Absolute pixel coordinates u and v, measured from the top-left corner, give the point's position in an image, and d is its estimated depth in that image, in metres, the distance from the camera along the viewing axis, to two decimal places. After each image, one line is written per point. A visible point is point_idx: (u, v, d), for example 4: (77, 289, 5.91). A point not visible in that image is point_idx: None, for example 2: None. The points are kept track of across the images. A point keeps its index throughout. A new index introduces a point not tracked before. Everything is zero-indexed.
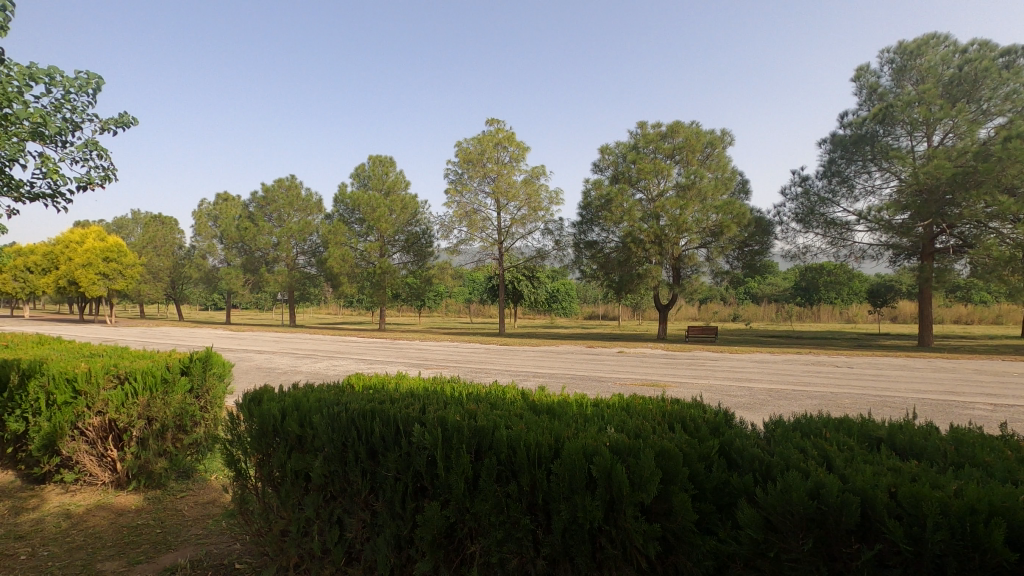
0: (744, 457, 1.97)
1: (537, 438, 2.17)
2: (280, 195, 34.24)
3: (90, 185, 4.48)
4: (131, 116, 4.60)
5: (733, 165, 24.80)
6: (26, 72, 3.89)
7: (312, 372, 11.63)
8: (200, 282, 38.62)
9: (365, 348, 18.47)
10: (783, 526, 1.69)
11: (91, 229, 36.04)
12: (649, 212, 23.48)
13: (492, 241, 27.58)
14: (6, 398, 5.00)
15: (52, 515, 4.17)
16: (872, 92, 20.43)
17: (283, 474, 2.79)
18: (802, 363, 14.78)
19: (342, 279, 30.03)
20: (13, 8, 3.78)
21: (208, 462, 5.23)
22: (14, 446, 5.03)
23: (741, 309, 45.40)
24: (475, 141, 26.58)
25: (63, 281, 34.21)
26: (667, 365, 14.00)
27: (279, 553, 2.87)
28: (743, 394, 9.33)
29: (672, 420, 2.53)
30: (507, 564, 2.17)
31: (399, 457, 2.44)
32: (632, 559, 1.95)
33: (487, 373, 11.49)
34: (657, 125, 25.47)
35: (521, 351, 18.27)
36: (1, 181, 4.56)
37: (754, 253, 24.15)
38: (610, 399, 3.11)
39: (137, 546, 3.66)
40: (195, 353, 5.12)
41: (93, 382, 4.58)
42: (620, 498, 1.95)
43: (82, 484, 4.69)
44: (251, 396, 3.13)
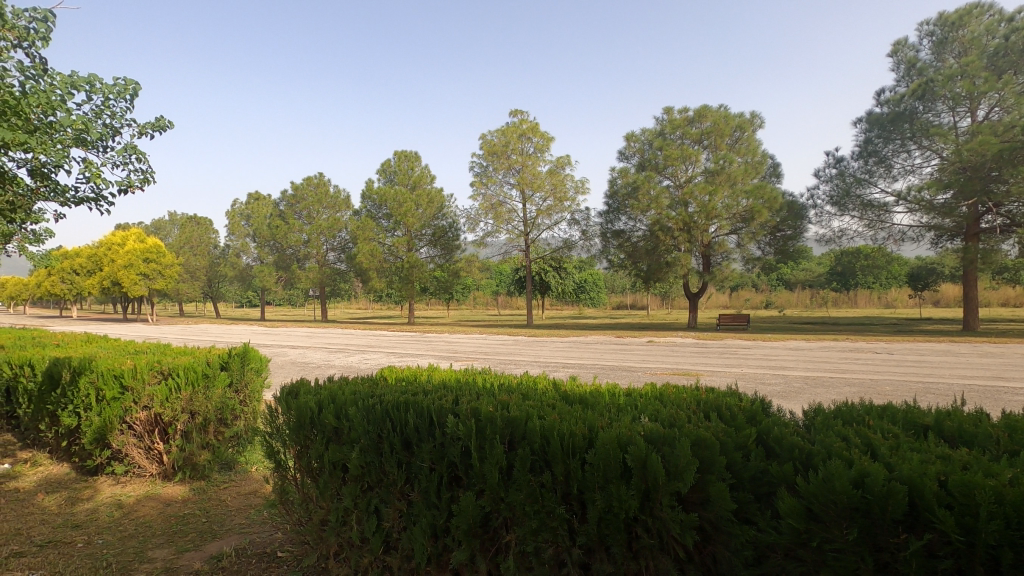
0: (783, 446, 1.93)
1: (571, 428, 2.16)
2: (310, 193, 34.84)
3: (130, 188, 4.64)
4: (167, 119, 4.73)
5: (763, 149, 24.19)
6: (68, 81, 4.03)
7: (345, 366, 11.87)
8: (235, 280, 39.89)
9: (395, 341, 18.77)
10: (825, 516, 1.65)
11: (131, 231, 37.20)
12: (678, 200, 23.13)
13: (518, 232, 27.44)
14: (60, 394, 5.25)
15: (105, 506, 4.35)
16: (910, 67, 19.57)
17: (321, 465, 2.85)
18: (840, 350, 14.41)
19: (371, 274, 30.44)
20: (54, 18, 3.92)
21: (248, 455, 5.39)
22: (68, 440, 5.28)
23: (774, 296, 44.47)
24: (499, 133, 26.53)
25: (107, 282, 35.57)
26: (698, 354, 13.80)
27: (319, 542, 2.95)
28: (779, 381, 9.16)
29: (707, 409, 2.50)
30: (542, 553, 2.18)
31: (433, 449, 2.47)
32: (669, 548, 1.94)
33: (516, 365, 11.53)
34: (683, 110, 25.09)
35: (549, 342, 18.32)
36: (48, 186, 4.77)
37: (786, 238, 23.59)
38: (643, 388, 3.07)
39: (184, 535, 3.81)
40: (234, 349, 5.29)
41: (138, 378, 4.75)
42: (655, 486, 1.94)
43: (131, 475, 4.88)
44: (289, 389, 3.19)
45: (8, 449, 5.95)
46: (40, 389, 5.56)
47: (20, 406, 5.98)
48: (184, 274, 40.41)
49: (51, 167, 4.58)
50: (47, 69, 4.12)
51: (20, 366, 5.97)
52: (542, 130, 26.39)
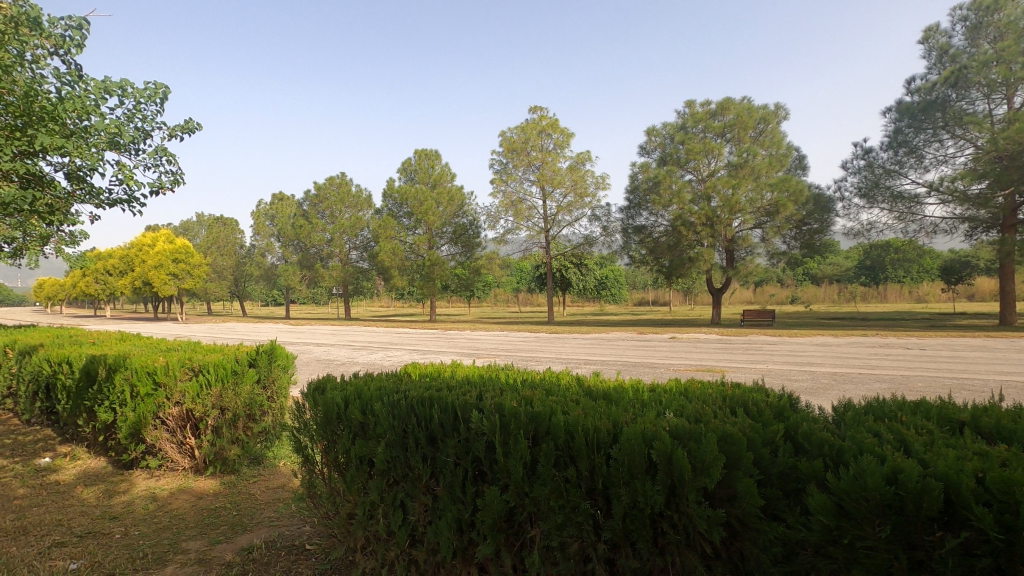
0: (813, 442, 1.90)
1: (595, 424, 2.16)
2: (332, 192, 35.28)
3: (161, 189, 4.76)
4: (196, 122, 4.84)
5: (789, 141, 23.70)
6: (102, 87, 4.15)
7: (369, 363, 12.04)
8: (261, 280, 40.67)
9: (417, 338, 18.96)
10: (856, 513, 1.61)
11: (160, 232, 38.12)
12: (700, 194, 22.81)
13: (539, 229, 27.46)
14: (97, 389, 5.45)
15: (140, 498, 4.49)
16: (942, 54, 18.96)
17: (348, 460, 2.90)
18: (869, 346, 14.08)
19: (394, 272, 30.68)
20: (89, 26, 4.04)
21: (276, 450, 5.51)
22: (105, 435, 5.46)
23: (800, 291, 43.68)
24: (519, 129, 26.49)
25: (139, 282, 36.59)
26: (721, 350, 13.64)
27: (347, 535, 3.00)
28: (806, 377, 8.99)
29: (733, 405, 2.47)
30: (567, 548, 2.19)
31: (458, 443, 2.49)
32: (695, 545, 1.93)
33: (537, 362, 11.56)
34: (705, 103, 24.80)
35: (570, 339, 18.33)
36: (84, 189, 4.93)
37: (812, 232, 23.05)
38: (668, 384, 3.05)
39: (216, 527, 3.91)
40: (261, 346, 5.40)
41: (171, 374, 4.90)
42: (681, 482, 1.92)
43: (165, 469, 5.03)
44: (315, 385, 3.25)
45: (48, 443, 6.18)
46: (78, 385, 5.75)
47: (60, 402, 6.20)
48: (212, 274, 41.36)
49: (87, 170, 4.73)
50: (82, 75, 4.26)
51: (58, 364, 6.19)
52: (562, 126, 26.27)
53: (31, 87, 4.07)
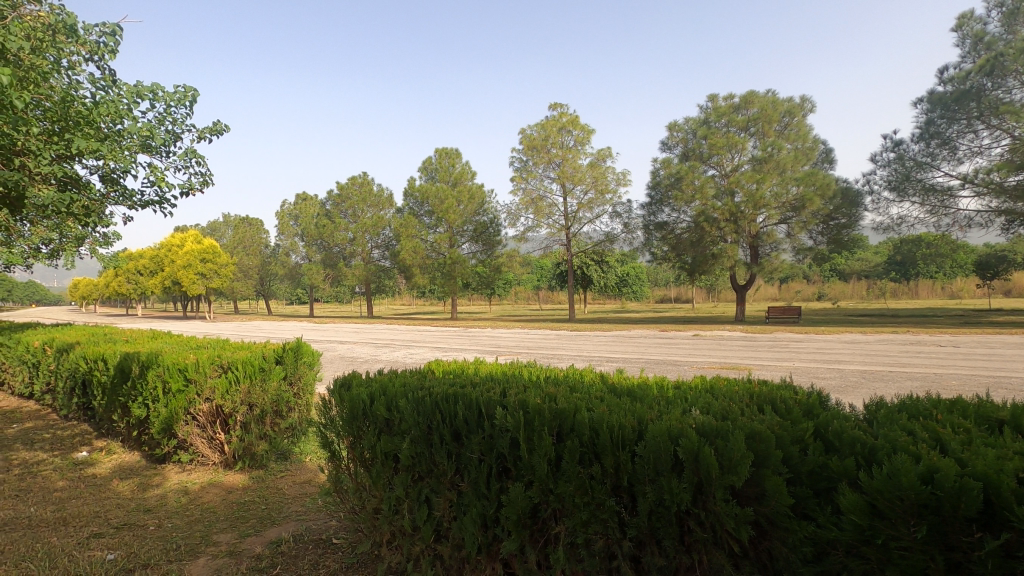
0: (843, 440, 1.86)
1: (620, 421, 2.15)
2: (354, 192, 35.69)
3: (191, 190, 4.88)
4: (224, 123, 4.94)
5: (815, 134, 23.23)
6: (134, 91, 4.27)
7: (391, 360, 12.17)
8: (286, 279, 41.37)
9: (439, 336, 19.09)
10: (889, 513, 1.58)
11: (188, 233, 39.01)
12: (723, 189, 22.46)
13: (559, 227, 27.40)
14: (131, 385, 5.60)
15: (173, 492, 4.61)
16: (977, 41, 18.35)
17: (374, 455, 2.93)
18: (900, 343, 13.72)
19: (415, 271, 30.91)
20: (121, 31, 4.15)
21: (303, 445, 5.61)
22: (139, 430, 5.62)
23: (827, 287, 42.85)
24: (539, 127, 26.43)
25: (168, 281, 37.55)
26: (746, 347, 13.43)
27: (373, 529, 3.04)
28: (834, 375, 8.81)
29: (760, 402, 2.43)
30: (592, 545, 2.19)
31: (483, 440, 2.50)
32: (722, 543, 1.91)
33: (558, 360, 11.55)
34: (728, 97, 24.47)
35: (591, 336, 18.26)
36: (117, 191, 5.07)
37: (840, 227, 22.54)
38: (692, 381, 3.02)
39: (246, 521, 3.99)
40: (288, 343, 5.50)
41: (201, 371, 5.02)
42: (708, 480, 1.90)
43: (196, 463, 5.16)
44: (341, 381, 3.29)
45: (85, 438, 6.38)
46: (113, 382, 5.93)
47: (96, 398, 6.40)
48: (238, 274, 42.23)
49: (120, 173, 4.87)
50: (116, 80, 4.39)
51: (94, 361, 6.40)
52: (582, 123, 26.13)
53: (68, 94, 4.20)
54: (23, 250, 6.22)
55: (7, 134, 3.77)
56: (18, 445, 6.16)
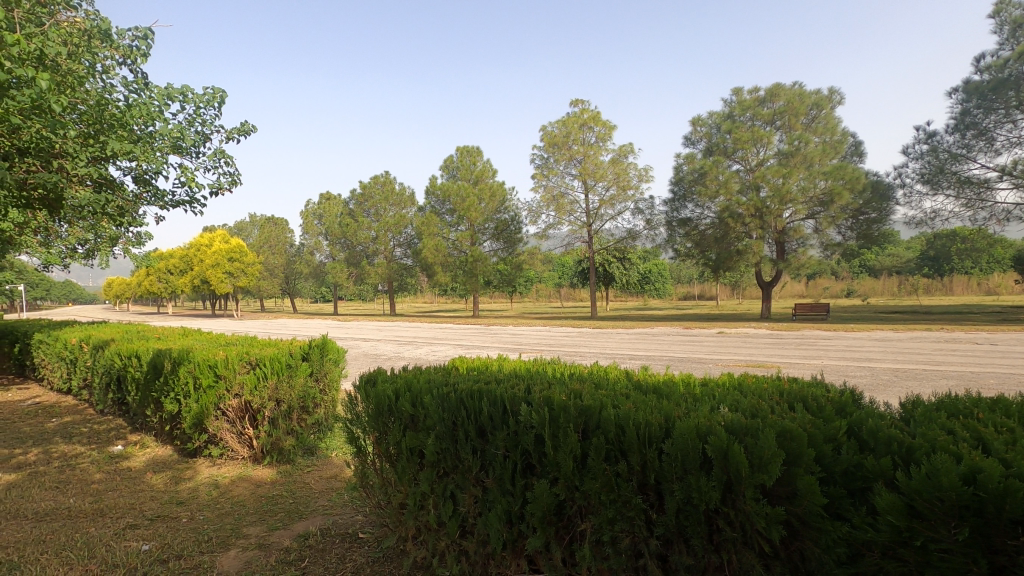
0: (880, 438, 1.80)
1: (647, 418, 2.12)
2: (377, 191, 36.05)
3: (220, 189, 4.99)
4: (251, 124, 5.03)
5: (844, 127, 22.68)
6: (165, 93, 4.38)
7: (414, 358, 12.27)
8: (311, 277, 42.03)
9: (461, 334, 19.19)
10: (929, 514, 1.53)
11: (216, 233, 39.83)
12: (748, 184, 22.07)
13: (581, 224, 27.26)
14: (163, 381, 5.75)
15: (204, 485, 4.72)
16: (1016, 28, 17.71)
17: (399, 451, 2.96)
18: (934, 340, 13.34)
19: (437, 269, 31.12)
20: (153, 36, 4.26)
21: (329, 441, 5.68)
22: (171, 425, 5.77)
23: (856, 284, 41.93)
24: (561, 123, 26.29)
25: (198, 280, 38.41)
26: (773, 345, 13.20)
27: (399, 524, 3.06)
28: (865, 373, 8.61)
29: (791, 400, 2.39)
30: (619, 543, 2.17)
31: (508, 436, 2.50)
32: (753, 543, 1.88)
33: (581, 357, 11.53)
34: (753, 90, 24.07)
35: (613, 334, 18.17)
36: (149, 192, 5.21)
37: (869, 221, 21.82)
38: (719, 378, 2.99)
39: (274, 514, 4.06)
40: (314, 340, 5.57)
41: (230, 367, 5.12)
42: (738, 478, 1.87)
43: (226, 458, 5.28)
44: (367, 377, 3.33)
45: (120, 432, 6.58)
46: (146, 377, 6.10)
47: (129, 393, 6.58)
48: (264, 272, 43.03)
49: (152, 173, 5.00)
50: (148, 84, 4.50)
51: (128, 357, 6.59)
52: (604, 119, 25.92)
53: (103, 97, 4.33)
54: (60, 250, 6.41)
55: (45, 136, 3.88)
56: (58, 439, 6.37)
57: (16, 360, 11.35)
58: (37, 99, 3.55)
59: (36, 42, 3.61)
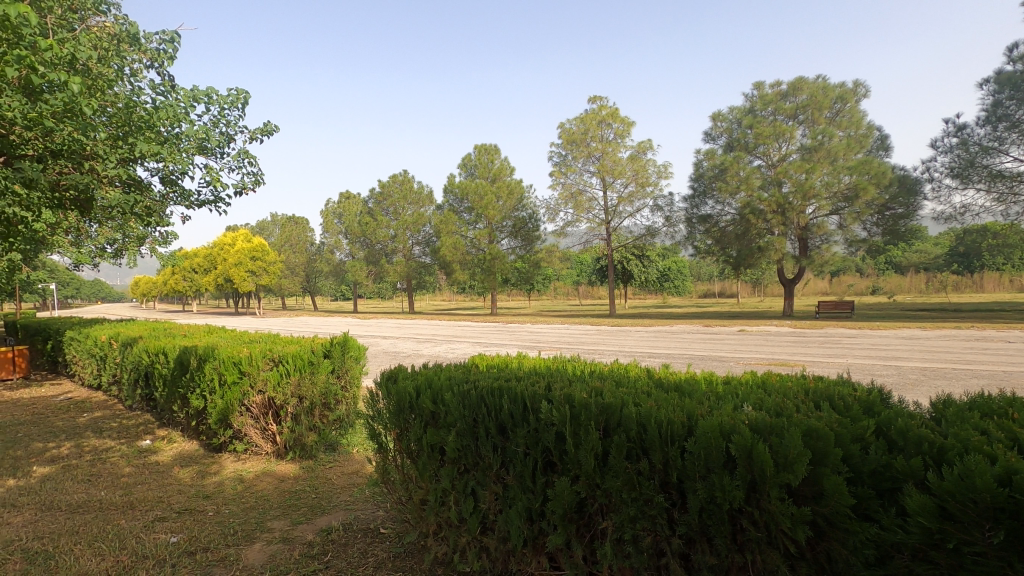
0: (908, 439, 1.76)
1: (668, 416, 2.11)
2: (395, 189, 36.30)
3: (244, 189, 5.07)
4: (274, 124, 5.09)
5: (869, 120, 22.18)
6: (191, 95, 4.46)
7: (433, 355, 12.35)
8: (331, 275, 42.53)
9: (480, 332, 19.23)
10: (962, 516, 1.49)
11: (239, 232, 40.45)
12: (770, 180, 21.72)
13: (599, 221, 27.09)
14: (189, 377, 5.87)
15: (229, 480, 4.82)
16: None
17: (420, 447, 2.98)
18: (965, 339, 12.97)
19: (455, 267, 31.23)
20: (180, 39, 4.34)
21: (351, 437, 5.75)
22: (197, 420, 5.89)
23: (881, 281, 41.07)
24: (578, 120, 26.14)
25: (221, 279, 39.09)
26: (796, 343, 12.99)
27: (420, 520, 3.09)
28: (892, 373, 8.42)
29: (816, 399, 2.35)
30: (640, 541, 2.17)
31: (528, 434, 2.50)
32: (778, 543, 1.85)
33: (601, 355, 11.49)
34: (776, 84, 23.70)
35: (632, 331, 18.08)
36: (175, 192, 5.32)
37: (897, 217, 21.41)
38: (742, 376, 2.95)
39: (298, 509, 4.13)
40: (335, 338, 5.63)
41: (254, 364, 5.21)
42: (763, 478, 1.84)
43: (250, 453, 5.38)
44: (388, 374, 3.35)
45: (149, 427, 6.75)
46: (173, 373, 6.24)
47: (157, 389, 6.74)
48: (286, 271, 43.62)
49: (178, 174, 5.10)
50: (175, 86, 4.59)
51: (155, 354, 6.74)
52: (622, 115, 25.72)
53: (131, 100, 4.43)
54: (89, 250, 6.57)
55: (77, 139, 3.98)
56: (89, 433, 6.56)
57: (50, 357, 11.70)
58: (69, 102, 3.64)
59: (69, 47, 3.70)
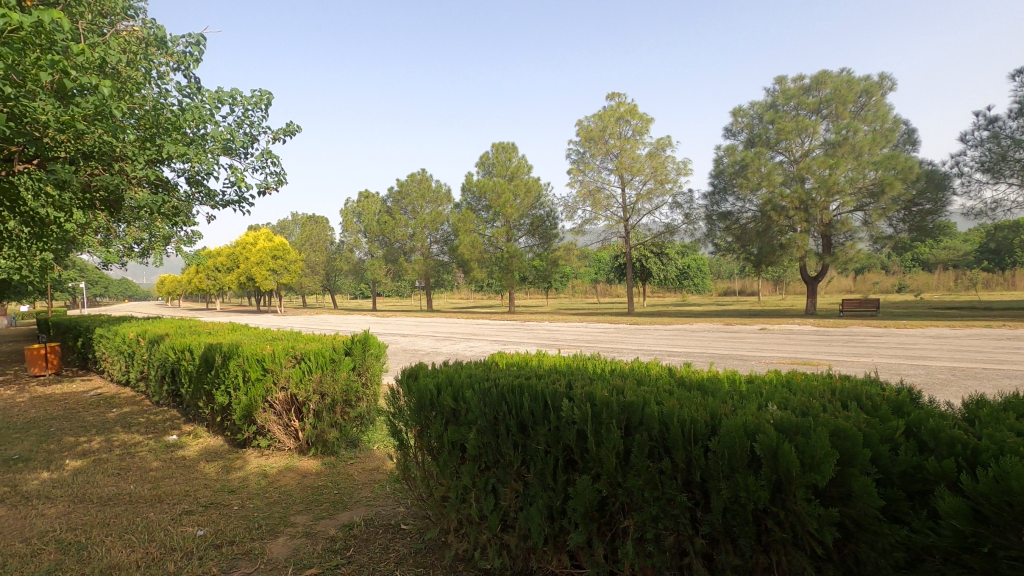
0: (940, 440, 1.72)
1: (691, 415, 2.09)
2: (414, 188, 36.51)
3: (268, 189, 5.15)
4: (297, 125, 5.16)
5: (895, 114, 21.69)
6: (216, 97, 4.55)
7: (453, 353, 12.41)
8: (351, 274, 42.99)
9: (498, 330, 19.24)
10: (997, 519, 1.46)
11: (261, 231, 41.03)
12: (792, 176, 21.36)
13: (617, 219, 26.92)
14: (214, 374, 5.99)
15: (253, 475, 4.90)
16: None
17: (441, 444, 3.00)
18: (997, 338, 12.59)
19: (473, 265, 31.33)
20: (205, 41, 4.42)
21: (371, 434, 5.80)
22: (222, 416, 6.01)
23: (908, 279, 40.23)
24: (596, 118, 26.01)
25: (243, 277, 39.76)
26: (819, 342, 12.76)
27: (441, 517, 3.11)
28: (920, 372, 8.24)
29: (843, 398, 2.31)
30: (662, 540, 2.16)
31: (549, 432, 2.50)
32: (804, 545, 1.82)
33: (620, 354, 11.43)
34: (798, 78, 23.32)
35: (652, 330, 17.95)
36: (201, 192, 5.43)
37: (924, 213, 20.90)
38: (765, 375, 2.92)
39: (320, 504, 4.18)
40: (356, 335, 5.68)
41: (277, 361, 5.30)
42: (789, 478, 1.82)
43: (274, 448, 5.47)
44: (408, 371, 3.38)
45: (175, 422, 6.90)
46: (198, 370, 6.36)
47: (183, 385, 6.89)
48: (306, 270, 44.18)
49: (203, 175, 5.21)
50: (201, 88, 4.67)
51: (181, 351, 6.88)
52: (641, 112, 25.53)
53: (158, 102, 4.53)
54: (118, 250, 6.73)
55: (108, 141, 4.09)
56: (118, 428, 6.73)
57: (80, 353, 12.01)
58: (100, 105, 3.74)
59: (100, 51, 3.81)
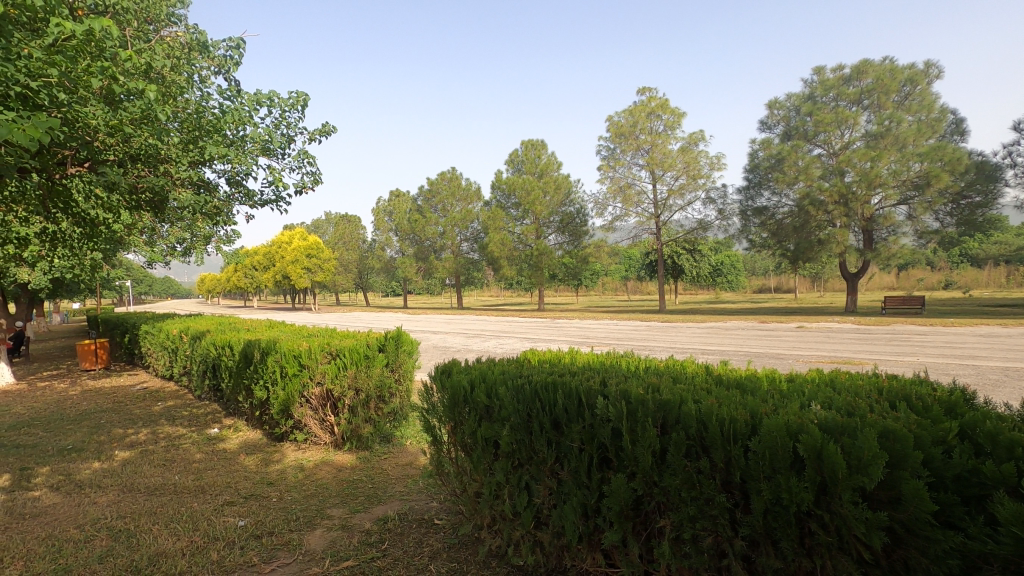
0: (999, 441, 1.63)
1: (731, 413, 2.04)
2: (443, 187, 36.76)
3: (304, 189, 5.25)
4: (332, 125, 5.22)
5: (941, 103, 20.81)
6: (255, 99, 4.66)
7: (483, 350, 12.48)
8: (382, 272, 43.56)
9: (528, 328, 19.20)
10: None
11: (295, 231, 41.95)
12: (831, 169, 20.59)
13: (648, 215, 26.60)
14: (253, 369, 6.16)
15: (291, 468, 5.03)
16: None
17: (475, 441, 3.01)
18: None
19: (503, 262, 31.39)
20: (244, 44, 4.52)
21: (404, 429, 5.87)
22: (261, 410, 6.18)
23: (955, 275, 39.04)
24: (627, 113, 25.75)
25: (279, 276, 40.71)
26: (860, 341, 12.35)
27: (474, 512, 3.13)
28: (971, 373, 7.86)
29: (891, 398, 2.23)
30: (700, 541, 2.12)
31: (583, 429, 2.48)
32: (850, 549, 1.77)
33: (652, 352, 11.28)
34: (837, 68, 22.59)
35: (685, 327, 17.64)
36: (240, 192, 5.58)
37: (973, 206, 19.96)
38: (806, 373, 2.83)
39: (355, 498, 4.26)
40: (390, 332, 5.75)
41: (313, 357, 5.41)
42: (833, 480, 1.76)
43: (310, 442, 5.60)
44: (442, 367, 3.40)
45: (217, 415, 7.13)
46: (238, 366, 6.55)
47: (223, 380, 7.11)
48: (339, 268, 45.00)
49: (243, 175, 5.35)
50: (240, 90, 4.78)
51: (222, 347, 7.10)
52: (672, 106, 25.12)
53: (201, 105, 4.69)
54: (162, 250, 6.97)
55: (153, 143, 4.23)
56: (163, 420, 6.99)
57: (126, 349, 12.51)
58: (146, 109, 3.87)
59: (145, 57, 3.94)
